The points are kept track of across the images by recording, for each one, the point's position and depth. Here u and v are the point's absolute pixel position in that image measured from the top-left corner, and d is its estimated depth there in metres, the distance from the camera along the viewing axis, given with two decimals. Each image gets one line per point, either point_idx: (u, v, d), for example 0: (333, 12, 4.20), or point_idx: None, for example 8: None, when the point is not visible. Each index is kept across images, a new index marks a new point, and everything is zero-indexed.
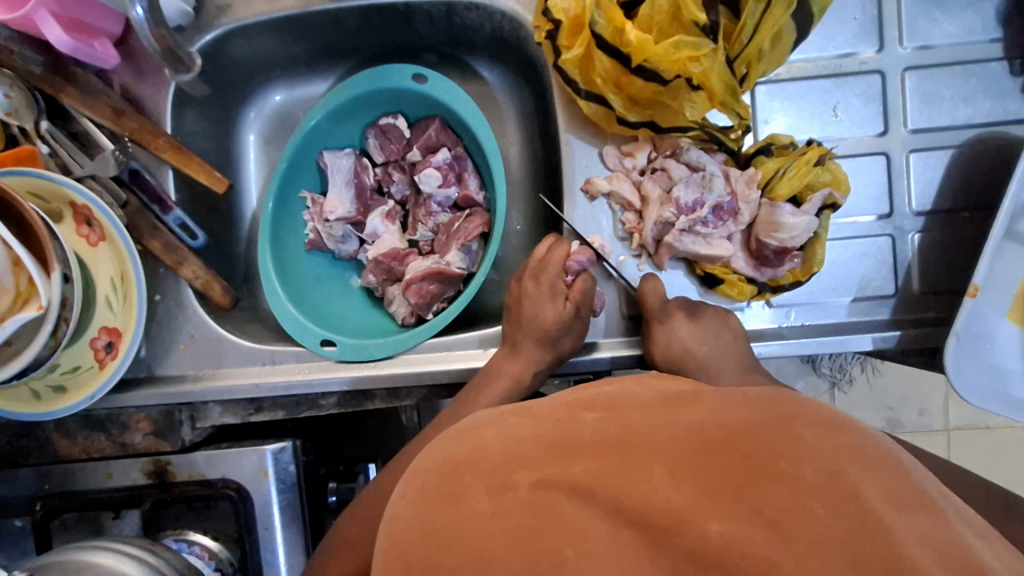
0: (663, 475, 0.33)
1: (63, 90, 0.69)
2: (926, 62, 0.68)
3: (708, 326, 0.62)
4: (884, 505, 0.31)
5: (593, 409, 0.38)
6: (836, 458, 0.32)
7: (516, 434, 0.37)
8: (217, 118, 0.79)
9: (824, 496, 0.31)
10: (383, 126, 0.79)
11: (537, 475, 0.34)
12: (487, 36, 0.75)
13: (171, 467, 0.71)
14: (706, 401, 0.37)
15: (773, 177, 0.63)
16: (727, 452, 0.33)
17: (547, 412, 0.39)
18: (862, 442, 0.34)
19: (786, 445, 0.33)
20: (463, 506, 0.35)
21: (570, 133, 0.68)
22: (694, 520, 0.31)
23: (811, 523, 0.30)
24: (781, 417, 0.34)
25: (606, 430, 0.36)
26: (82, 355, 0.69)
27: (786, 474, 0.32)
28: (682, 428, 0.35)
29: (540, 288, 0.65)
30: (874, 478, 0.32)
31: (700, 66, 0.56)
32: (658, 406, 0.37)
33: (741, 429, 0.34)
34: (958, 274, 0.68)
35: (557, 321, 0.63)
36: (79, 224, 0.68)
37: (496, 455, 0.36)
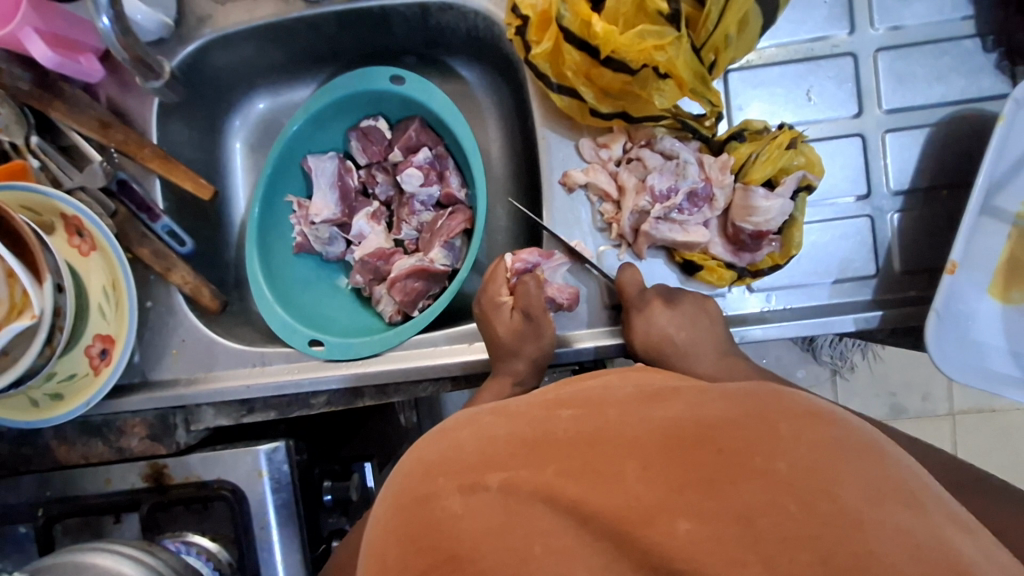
0: (635, 471, 0.34)
1: (51, 105, 0.71)
2: (898, 42, 0.68)
3: (687, 314, 0.62)
4: (857, 499, 0.32)
5: (568, 407, 0.41)
6: (812, 457, 0.33)
7: (490, 431, 0.40)
8: (204, 128, 0.81)
9: (797, 492, 0.32)
10: (364, 128, 0.80)
11: (508, 474, 0.36)
12: (464, 37, 0.77)
13: (167, 470, 0.72)
14: (681, 398, 0.40)
15: (746, 162, 0.64)
16: (699, 447, 0.34)
17: (524, 412, 0.42)
18: (841, 434, 0.35)
19: (759, 440, 0.34)
20: (436, 508, 0.36)
21: (546, 128, 0.69)
22: (662, 517, 0.32)
23: (778, 515, 0.31)
24: (757, 414, 0.36)
25: (580, 426, 0.38)
26: (77, 363, 0.70)
27: (760, 470, 0.33)
28: (651, 425, 0.37)
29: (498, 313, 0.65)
30: (849, 470, 0.33)
31: (665, 54, 0.56)
32: (637, 403, 0.40)
33: (715, 422, 0.36)
34: (938, 250, 0.68)
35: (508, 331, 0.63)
36: (70, 235, 0.70)
37: (470, 455, 0.38)
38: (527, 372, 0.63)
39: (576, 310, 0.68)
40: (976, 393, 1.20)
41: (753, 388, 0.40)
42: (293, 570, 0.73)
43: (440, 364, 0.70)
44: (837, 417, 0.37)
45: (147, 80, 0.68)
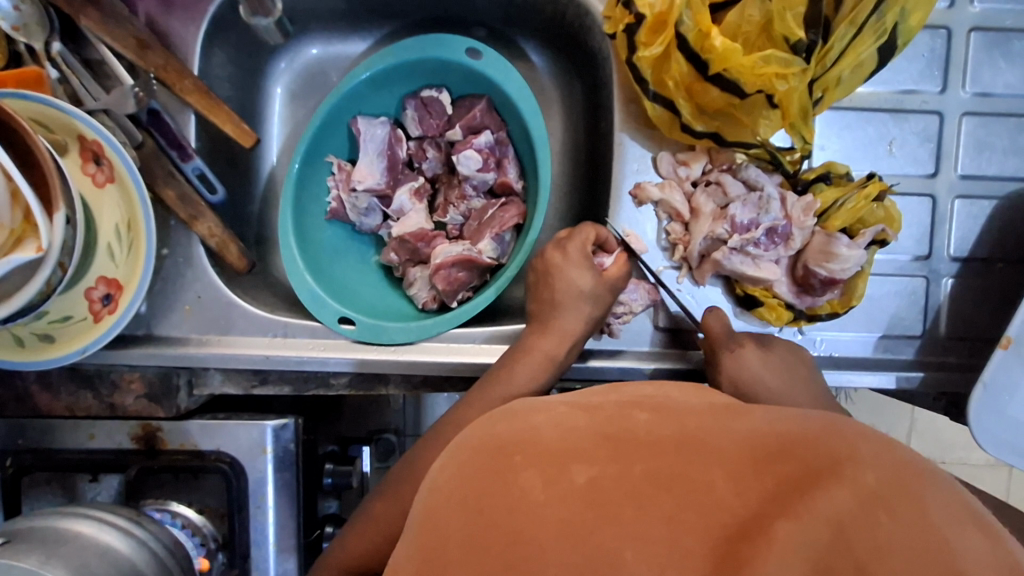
0: (724, 480, 0.31)
1: (81, 11, 0.62)
2: (985, 109, 0.68)
3: (773, 350, 0.61)
4: (942, 518, 0.29)
5: (643, 409, 0.37)
6: (899, 470, 0.31)
7: (569, 420, 0.35)
8: (246, 66, 0.73)
9: (885, 502, 0.29)
10: (424, 98, 0.75)
11: (595, 471, 0.32)
12: (546, 20, 0.72)
13: (161, 433, 0.67)
14: (757, 412, 0.36)
15: (830, 207, 0.62)
16: (779, 459, 0.31)
17: (600, 406, 0.37)
18: (906, 455, 0.33)
19: (842, 450, 0.31)
20: (515, 488, 0.32)
21: (626, 133, 0.66)
22: (756, 528, 0.29)
23: (871, 527, 0.29)
24: (835, 428, 0.33)
25: (663, 430, 0.34)
26: (75, 306, 0.62)
27: (849, 477, 0.30)
28: (741, 434, 0.33)
29: (569, 259, 0.63)
30: (926, 492, 0.30)
31: (785, 84, 0.54)
32: (709, 414, 0.36)
33: (795, 437, 0.32)
34: (984, 321, 0.69)
35: (593, 289, 0.62)
36: (85, 161, 0.62)
37: (550, 440, 0.34)
38: (577, 348, 0.62)
39: (627, 326, 0.66)
40: (934, 444, 1.19)
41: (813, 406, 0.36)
42: (287, 553, 0.69)
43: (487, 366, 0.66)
44: (897, 440, 0.34)
45: (254, 14, 0.67)
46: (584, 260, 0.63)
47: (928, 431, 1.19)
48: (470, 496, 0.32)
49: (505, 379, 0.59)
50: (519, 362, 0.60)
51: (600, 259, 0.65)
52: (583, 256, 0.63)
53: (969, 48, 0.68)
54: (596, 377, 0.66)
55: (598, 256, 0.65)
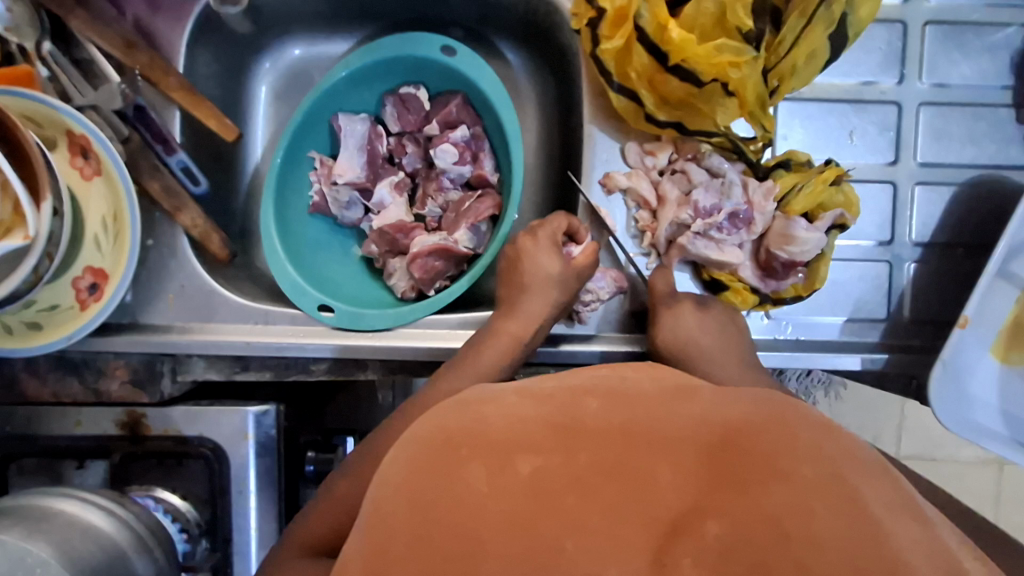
0: (666, 471, 0.30)
1: (72, 13, 0.65)
2: (942, 99, 0.70)
3: (714, 319, 0.63)
4: (877, 509, 0.30)
5: (594, 395, 0.34)
6: (837, 460, 0.31)
7: (517, 413, 0.33)
8: (230, 66, 0.76)
9: (823, 494, 0.29)
10: (402, 95, 0.77)
11: (540, 461, 0.31)
12: (519, 19, 0.75)
13: (146, 420, 0.68)
14: (704, 396, 0.34)
15: (790, 191, 0.64)
16: (725, 452, 0.30)
17: (550, 393, 0.35)
18: (852, 446, 0.32)
19: (784, 443, 0.31)
20: (458, 482, 0.31)
21: (594, 125, 0.68)
22: (691, 521, 0.29)
23: (808, 518, 0.29)
24: (777, 417, 0.32)
25: (612, 417, 0.32)
26: (63, 294, 0.65)
27: (785, 474, 0.30)
28: (688, 421, 0.32)
29: (539, 246, 0.65)
30: (867, 482, 0.31)
31: (738, 72, 0.57)
32: (660, 398, 0.34)
33: (744, 427, 0.31)
34: (946, 304, 0.71)
35: (563, 273, 0.64)
36: (73, 155, 0.65)
37: (495, 431, 0.32)
38: (544, 329, 0.64)
39: (597, 311, 0.68)
40: (923, 441, 1.20)
41: (754, 391, 0.35)
42: (268, 539, 0.69)
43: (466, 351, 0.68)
44: (843, 427, 0.34)
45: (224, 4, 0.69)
46: (553, 247, 0.65)
47: (915, 427, 1.19)
48: (419, 473, 0.33)
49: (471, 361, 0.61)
50: (486, 344, 0.62)
51: (570, 248, 0.67)
52: (553, 243, 0.65)
53: (925, 41, 0.70)
54: (568, 361, 0.67)
55: (568, 244, 0.67)
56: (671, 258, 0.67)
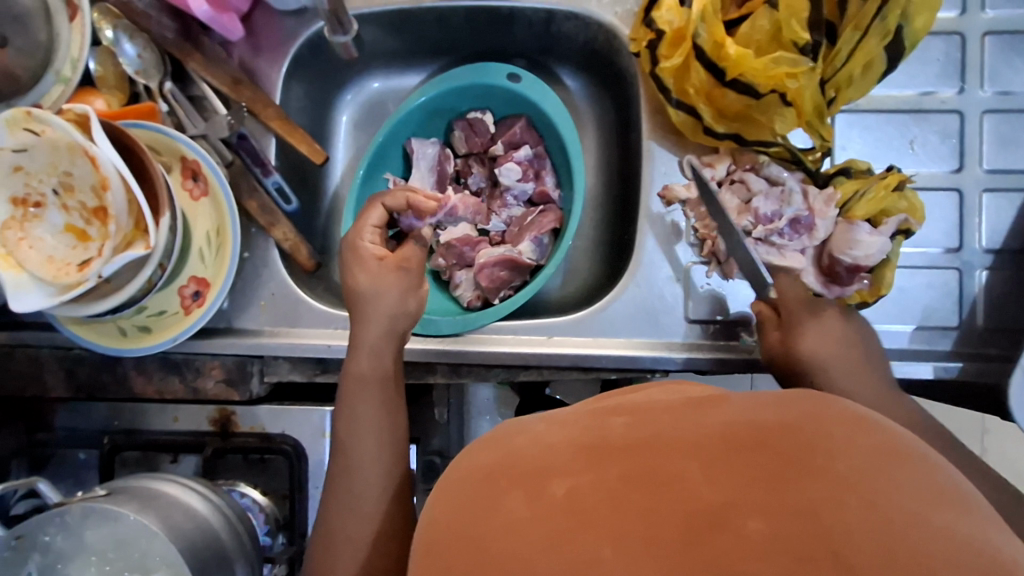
0: (697, 473, 0.31)
1: (190, 56, 0.75)
2: (1007, 106, 0.70)
3: (854, 330, 0.62)
4: (918, 505, 0.30)
5: (621, 413, 0.36)
6: (874, 458, 0.31)
7: (546, 438, 0.35)
8: (317, 100, 0.85)
9: (857, 491, 0.30)
10: (470, 120, 0.84)
11: (572, 482, 0.32)
12: (579, 47, 0.80)
13: (235, 417, 0.76)
14: (735, 402, 0.35)
15: (851, 198, 0.65)
16: (758, 450, 0.31)
17: (574, 418, 0.36)
18: (886, 441, 0.33)
19: (817, 442, 0.32)
20: (500, 510, 0.32)
21: (653, 141, 0.72)
22: (731, 516, 0.30)
23: (841, 513, 0.29)
24: (812, 414, 0.33)
25: (635, 432, 0.33)
26: (170, 301, 0.73)
27: (820, 470, 0.30)
28: (718, 424, 0.33)
29: (380, 271, 0.67)
30: (908, 475, 0.31)
31: (796, 82, 0.59)
32: (684, 408, 0.35)
33: (774, 427, 0.32)
34: (1022, 312, 0.69)
35: (376, 278, 0.66)
36: (185, 178, 0.74)
37: (531, 457, 0.34)
38: (391, 350, 0.66)
39: (659, 318, 0.71)
40: (1009, 471, 1.12)
41: (801, 391, 0.36)
42: None
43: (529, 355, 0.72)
44: (884, 421, 0.35)
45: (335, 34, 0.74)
46: (396, 268, 0.67)
47: (1000, 454, 1.12)
48: (500, 465, 0.34)
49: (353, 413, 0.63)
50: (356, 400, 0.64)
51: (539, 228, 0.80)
52: (396, 264, 0.67)
53: (985, 50, 0.71)
54: (630, 366, 0.71)
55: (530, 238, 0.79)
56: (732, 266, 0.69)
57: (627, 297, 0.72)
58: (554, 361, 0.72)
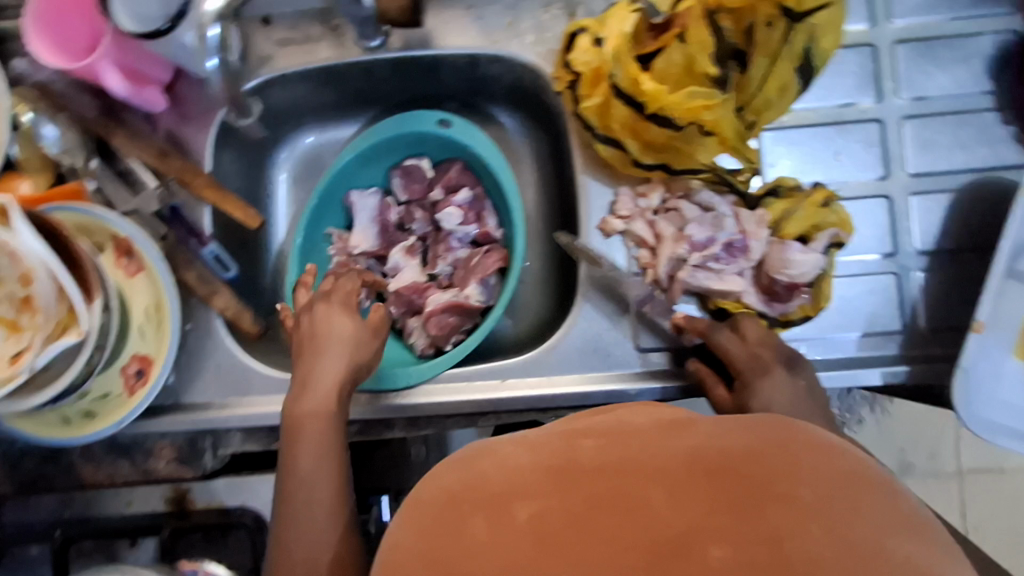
0: (661, 497, 0.32)
1: (114, 133, 0.74)
2: (923, 111, 0.72)
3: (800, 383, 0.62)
4: (875, 530, 0.32)
5: (592, 435, 0.37)
6: (836, 483, 0.33)
7: (514, 461, 0.36)
8: (252, 160, 0.84)
9: (819, 517, 0.32)
10: (406, 167, 0.84)
11: (536, 507, 0.33)
12: (507, 87, 0.81)
13: (191, 493, 0.72)
14: (702, 425, 0.36)
15: (782, 218, 0.66)
16: (726, 478, 0.33)
17: (545, 441, 0.37)
18: (852, 467, 0.34)
19: (782, 469, 0.33)
20: (465, 536, 0.33)
21: (587, 176, 0.72)
22: (697, 546, 0.31)
23: (804, 538, 0.31)
24: (778, 441, 0.35)
25: (605, 456, 0.35)
26: (113, 382, 0.71)
27: (783, 495, 0.32)
28: (683, 450, 0.34)
29: (332, 309, 0.69)
30: (868, 499, 0.33)
31: (712, 113, 0.58)
32: (656, 432, 0.36)
33: (743, 454, 0.34)
34: (962, 309, 0.70)
35: (353, 333, 0.67)
36: (119, 256, 0.72)
37: (496, 486, 0.34)
38: (343, 386, 0.65)
39: (611, 351, 0.71)
40: (983, 453, 1.13)
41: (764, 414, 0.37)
42: None
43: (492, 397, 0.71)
44: (849, 446, 0.37)
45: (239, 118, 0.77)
46: (345, 308, 0.70)
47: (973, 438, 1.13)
48: (436, 519, 0.35)
49: (303, 455, 0.61)
50: (304, 439, 0.62)
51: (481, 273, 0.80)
52: (345, 305, 0.70)
53: (897, 59, 0.73)
54: (586, 403, 0.70)
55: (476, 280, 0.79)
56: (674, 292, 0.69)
57: (575, 332, 0.71)
58: (511, 404, 0.71)
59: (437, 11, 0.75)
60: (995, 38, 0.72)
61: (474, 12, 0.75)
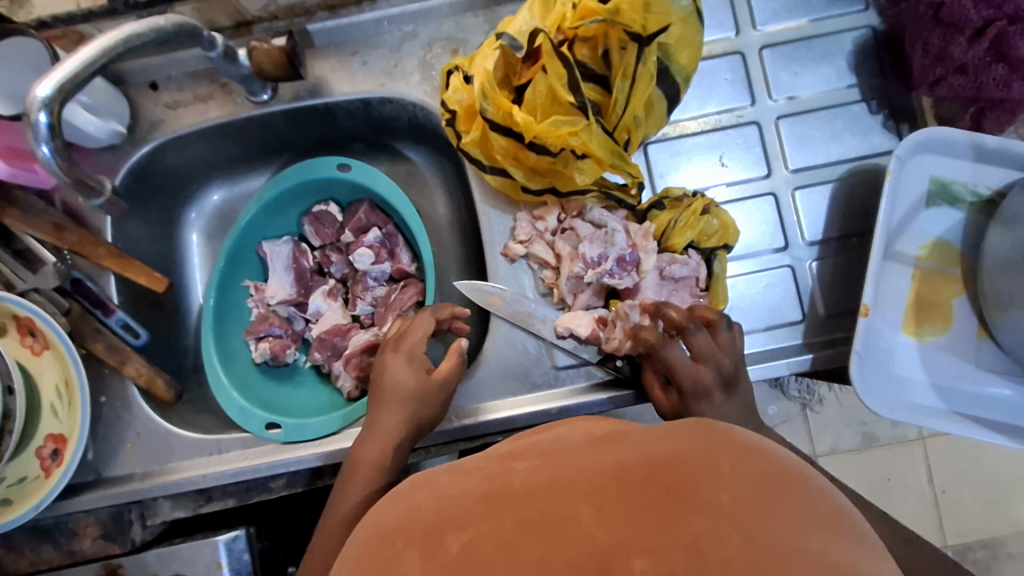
0: (589, 513, 0.31)
1: (5, 212, 0.72)
2: (795, 110, 0.76)
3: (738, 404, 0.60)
4: (799, 530, 0.30)
5: (526, 457, 0.36)
6: (757, 486, 0.31)
7: (451, 493, 0.34)
8: (160, 221, 0.84)
9: (739, 521, 0.30)
10: (316, 213, 0.84)
11: (470, 534, 0.31)
12: (406, 124, 0.82)
13: (122, 569, 0.69)
14: (631, 437, 0.35)
15: (666, 228, 0.70)
16: (649, 485, 0.31)
17: (480, 465, 0.36)
18: (775, 466, 0.33)
19: (702, 474, 0.32)
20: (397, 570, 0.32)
21: (486, 205, 0.74)
22: (617, 559, 0.29)
23: (723, 545, 0.29)
24: (701, 447, 0.33)
25: (538, 476, 0.33)
26: (27, 466, 0.69)
27: (703, 503, 0.30)
28: (607, 465, 0.33)
29: (398, 357, 0.67)
30: (790, 498, 0.31)
31: (578, 138, 0.61)
32: (589, 446, 0.35)
33: (663, 460, 0.32)
34: (853, 292, 0.73)
35: (418, 386, 0.64)
36: (22, 335, 0.70)
37: (429, 515, 0.33)
38: (404, 442, 0.63)
39: (530, 373, 0.72)
40: None
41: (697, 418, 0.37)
42: None
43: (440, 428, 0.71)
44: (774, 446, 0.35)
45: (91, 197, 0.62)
46: (411, 359, 0.67)
47: None
48: None
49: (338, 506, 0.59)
50: (347, 487, 0.60)
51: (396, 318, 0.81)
52: (410, 355, 0.67)
53: (764, 63, 0.76)
54: (508, 426, 0.71)
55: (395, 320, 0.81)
56: (579, 306, 0.71)
57: (494, 358, 0.72)
58: (436, 437, 0.72)
59: (323, 60, 0.77)
60: (854, 35, 0.76)
61: (359, 57, 0.77)
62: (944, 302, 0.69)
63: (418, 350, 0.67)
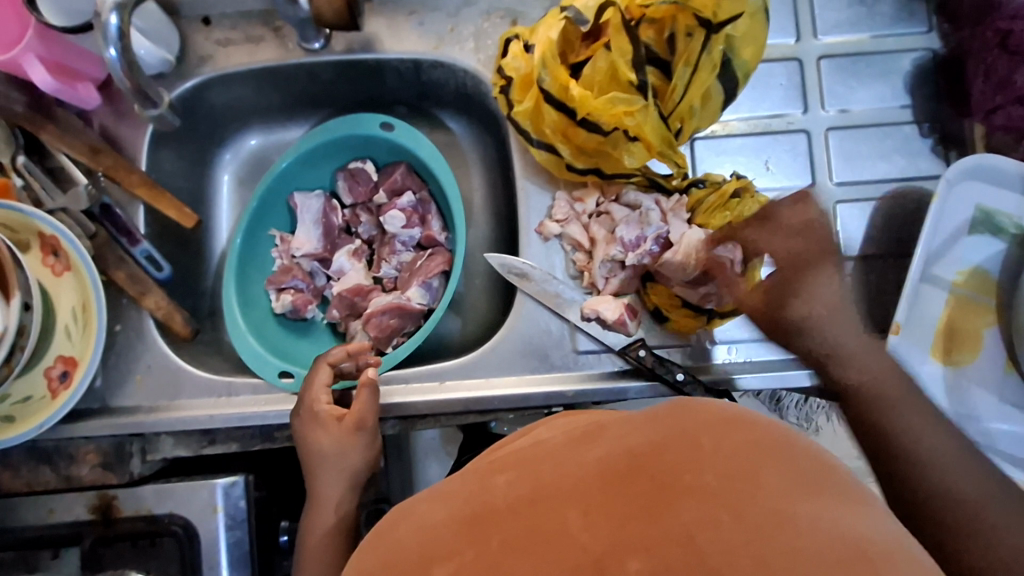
0: (576, 518, 0.27)
1: (43, 126, 0.72)
2: (847, 123, 0.75)
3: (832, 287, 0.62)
4: (786, 500, 0.26)
5: (503, 470, 0.31)
6: (742, 461, 0.28)
7: (429, 521, 0.30)
8: (194, 159, 0.83)
9: (730, 504, 0.26)
10: (351, 170, 0.84)
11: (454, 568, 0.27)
12: (453, 92, 0.82)
13: (117, 501, 0.68)
14: (609, 432, 0.32)
15: (700, 205, 0.69)
16: (632, 475, 0.28)
17: (458, 488, 0.32)
18: (757, 437, 0.30)
19: (683, 455, 0.28)
20: None
21: (526, 180, 0.74)
22: (610, 565, 0.25)
23: (712, 530, 0.25)
24: (681, 427, 0.30)
25: (518, 489, 0.29)
26: (36, 385, 0.68)
27: (690, 488, 0.27)
28: (585, 463, 0.29)
29: (311, 417, 0.66)
30: (776, 467, 0.28)
31: (633, 119, 0.61)
32: (565, 447, 0.32)
33: (645, 450, 0.29)
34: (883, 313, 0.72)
35: (332, 448, 0.64)
36: (45, 254, 0.69)
37: (410, 552, 0.29)
38: (347, 495, 0.65)
39: (549, 354, 0.71)
40: None
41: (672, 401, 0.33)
42: None
43: (447, 400, 0.70)
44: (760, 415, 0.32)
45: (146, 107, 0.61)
46: (316, 419, 0.65)
47: None
48: None
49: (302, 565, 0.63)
50: (310, 541, 0.64)
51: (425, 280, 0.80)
52: (317, 414, 0.66)
53: (821, 74, 0.76)
54: (522, 405, 0.70)
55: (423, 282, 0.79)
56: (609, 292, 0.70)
57: (514, 334, 0.72)
58: (448, 407, 0.70)
59: (379, 16, 0.76)
60: (914, 56, 0.76)
61: (416, 17, 0.76)
62: (975, 331, 0.68)
63: (322, 404, 0.66)
